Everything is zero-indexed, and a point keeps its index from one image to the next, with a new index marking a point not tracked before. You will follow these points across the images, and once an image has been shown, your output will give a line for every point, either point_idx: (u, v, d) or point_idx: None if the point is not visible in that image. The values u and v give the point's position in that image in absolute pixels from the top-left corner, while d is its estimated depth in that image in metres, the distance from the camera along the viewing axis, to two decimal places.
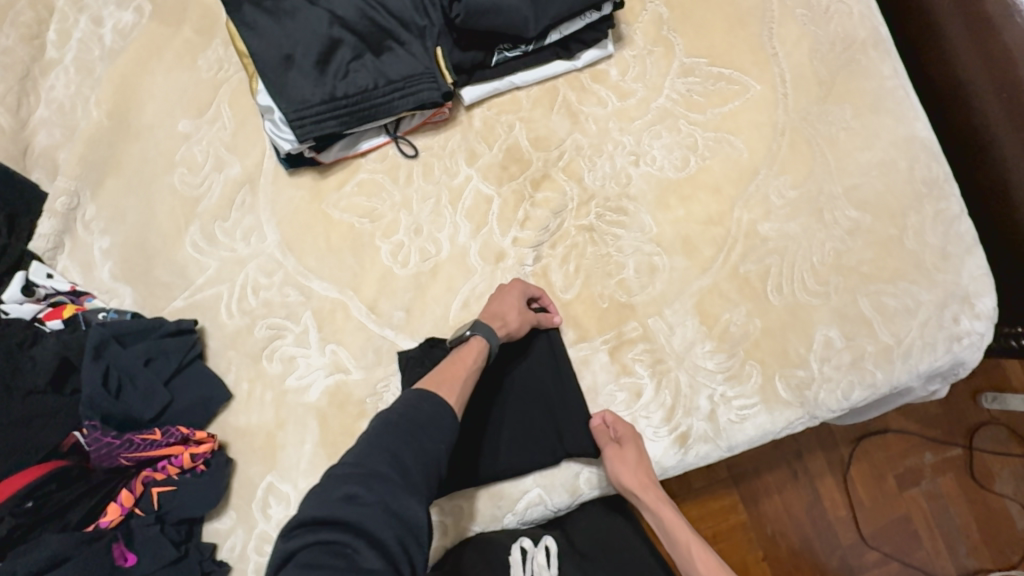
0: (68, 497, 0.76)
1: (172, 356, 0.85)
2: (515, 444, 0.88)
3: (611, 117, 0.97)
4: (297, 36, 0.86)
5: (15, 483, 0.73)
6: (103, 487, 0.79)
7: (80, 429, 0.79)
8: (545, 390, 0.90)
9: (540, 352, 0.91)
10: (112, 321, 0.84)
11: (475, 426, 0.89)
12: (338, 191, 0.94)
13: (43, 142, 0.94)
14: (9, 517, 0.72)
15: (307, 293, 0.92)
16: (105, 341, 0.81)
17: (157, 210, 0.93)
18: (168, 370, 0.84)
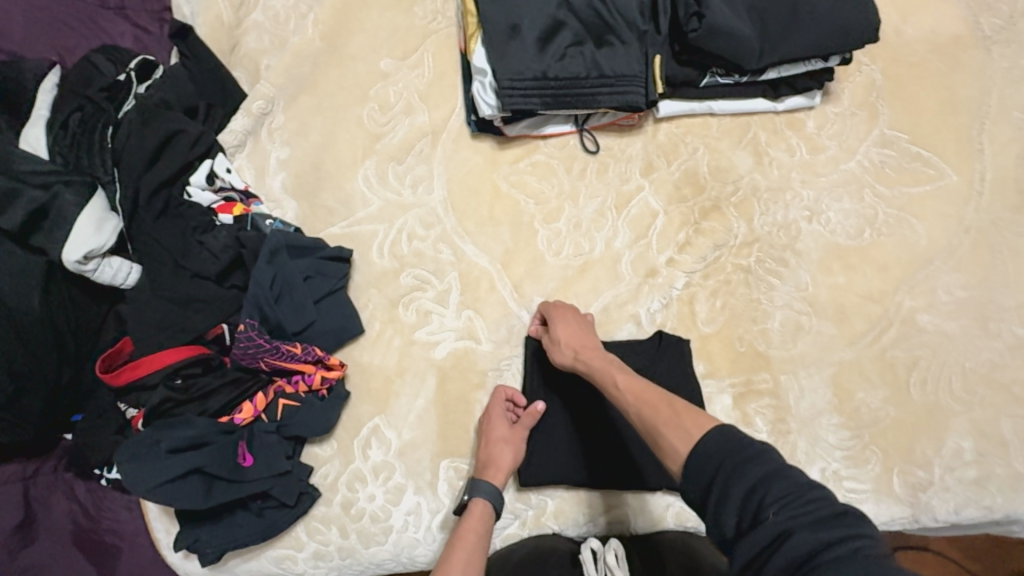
0: (209, 385, 0.80)
1: (326, 279, 0.87)
2: (614, 458, 0.88)
3: (796, 167, 0.95)
4: (527, 9, 0.87)
5: (168, 357, 0.78)
6: (239, 384, 0.81)
7: (232, 322, 0.82)
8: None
9: (670, 380, 0.89)
10: (284, 230, 0.86)
11: (592, 425, 0.89)
12: (511, 166, 0.95)
13: (251, 44, 0.96)
14: (162, 386, 0.77)
15: (459, 255, 0.93)
16: (278, 248, 0.83)
17: (340, 136, 0.95)
18: (320, 292, 0.86)
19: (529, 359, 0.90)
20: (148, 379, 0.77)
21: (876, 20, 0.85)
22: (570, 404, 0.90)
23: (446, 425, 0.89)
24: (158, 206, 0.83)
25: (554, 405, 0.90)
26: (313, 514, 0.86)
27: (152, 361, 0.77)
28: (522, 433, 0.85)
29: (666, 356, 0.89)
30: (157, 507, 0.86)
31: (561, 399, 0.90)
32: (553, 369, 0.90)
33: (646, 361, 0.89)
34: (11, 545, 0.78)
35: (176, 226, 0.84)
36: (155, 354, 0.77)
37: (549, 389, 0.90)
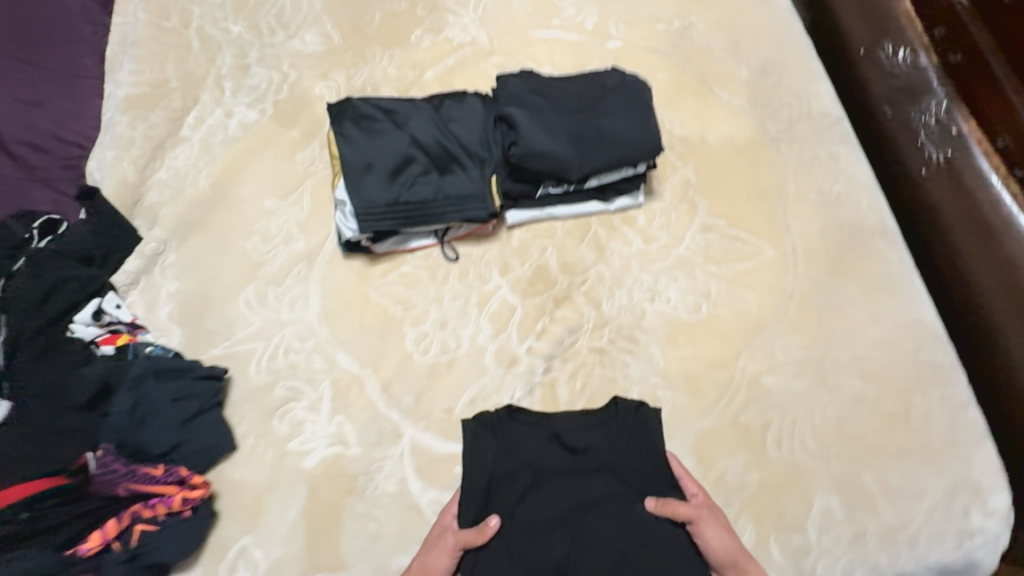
0: (63, 515, 0.80)
1: (196, 399, 0.92)
2: (578, 556, 0.84)
3: (634, 256, 1.07)
4: (379, 151, 1.04)
5: (24, 490, 0.79)
6: (94, 513, 0.82)
7: (95, 450, 0.84)
8: (621, 495, 0.88)
9: (622, 452, 0.91)
10: (157, 356, 0.94)
11: (545, 511, 0.88)
12: (381, 278, 1.06)
13: (152, 197, 1.11)
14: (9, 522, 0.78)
15: (331, 363, 0.99)
16: (146, 373, 0.91)
17: (225, 267, 1.06)
18: (189, 411, 0.90)
19: (483, 435, 0.92)
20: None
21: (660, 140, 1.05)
22: (520, 493, 0.89)
23: (316, 537, 0.88)
24: (38, 346, 0.90)
25: (506, 490, 0.89)
26: None
27: (5, 496, 0.78)
28: (449, 545, 0.84)
29: (621, 424, 0.92)
30: None
31: (511, 481, 0.90)
32: (500, 449, 0.91)
33: (597, 434, 0.92)
34: None
35: (55, 362, 0.90)
36: (8, 488, 0.79)
37: (497, 473, 0.90)
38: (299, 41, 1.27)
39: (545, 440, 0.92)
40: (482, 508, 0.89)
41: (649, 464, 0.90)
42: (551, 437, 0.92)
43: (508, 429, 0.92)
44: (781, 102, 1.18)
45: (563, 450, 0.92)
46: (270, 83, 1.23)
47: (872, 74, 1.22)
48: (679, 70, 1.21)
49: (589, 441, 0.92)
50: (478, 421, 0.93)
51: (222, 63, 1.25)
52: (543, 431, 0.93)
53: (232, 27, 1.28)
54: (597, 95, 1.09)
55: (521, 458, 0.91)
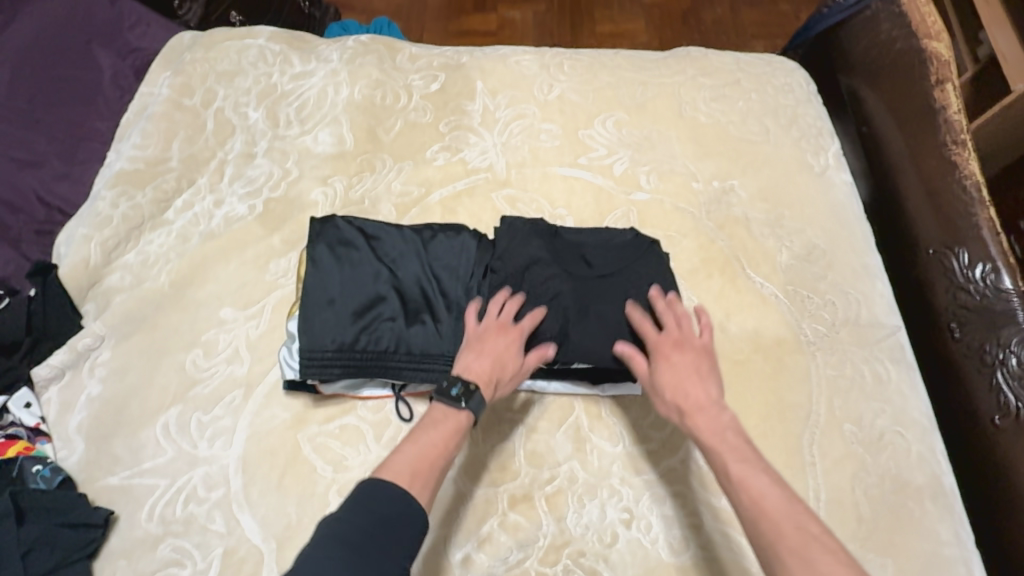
0: None
1: (58, 551, 0.78)
2: (581, 338, 0.88)
3: (617, 460, 0.89)
4: (347, 283, 0.93)
5: None
6: None
7: None
8: (636, 297, 0.91)
9: (647, 273, 0.93)
10: (30, 491, 0.81)
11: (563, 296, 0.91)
12: (319, 426, 0.91)
13: (110, 283, 1.03)
14: None
15: (232, 525, 0.84)
16: (5, 514, 0.77)
17: (155, 379, 0.95)
18: (42, 568, 0.77)
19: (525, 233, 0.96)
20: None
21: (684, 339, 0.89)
22: (543, 265, 0.93)
23: None
24: None
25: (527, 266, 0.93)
26: None
27: None
28: (520, 332, 0.87)
29: (643, 253, 0.95)
30: None
31: (540, 247, 0.95)
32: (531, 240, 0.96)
33: (618, 257, 0.95)
34: None
35: None
36: None
37: (528, 259, 0.93)
38: (311, 138, 1.21)
39: (572, 252, 0.96)
40: (504, 282, 0.92)
41: (663, 287, 0.92)
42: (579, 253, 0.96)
43: (551, 236, 0.98)
44: (824, 298, 1.01)
45: (585, 262, 0.95)
46: (270, 177, 1.17)
47: (939, 282, 1.03)
48: (708, 240, 1.07)
49: (610, 265, 0.94)
50: (520, 222, 0.98)
51: (229, 148, 1.21)
52: (572, 247, 0.96)
53: (251, 113, 1.25)
54: (626, 259, 0.94)
55: (551, 254, 0.95)
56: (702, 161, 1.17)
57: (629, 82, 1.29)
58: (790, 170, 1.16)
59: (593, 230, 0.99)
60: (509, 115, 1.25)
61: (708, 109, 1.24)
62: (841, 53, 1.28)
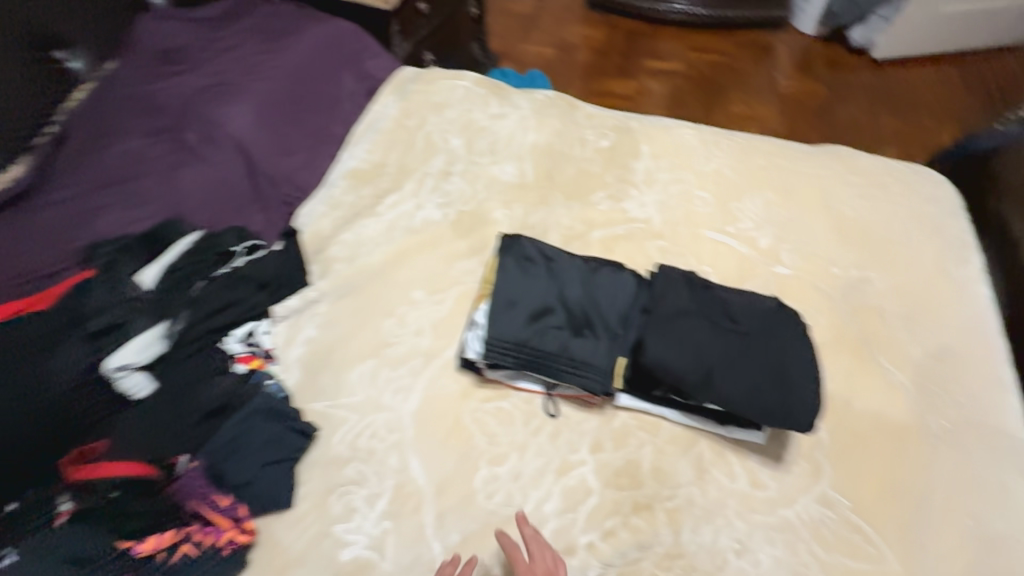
0: (137, 507, 0.88)
1: (282, 447, 0.99)
2: (723, 379, 0.98)
3: (734, 495, 0.99)
4: (527, 291, 1.12)
5: (124, 469, 0.89)
6: (160, 519, 0.88)
7: (190, 457, 0.95)
8: (776, 353, 1.01)
9: (788, 339, 1.03)
10: (271, 395, 1.04)
11: (707, 342, 1.02)
12: (479, 403, 1.09)
13: (331, 252, 1.29)
14: (103, 491, 0.88)
15: (404, 465, 1.02)
16: (255, 410, 1.01)
17: (358, 335, 1.17)
18: (271, 457, 0.97)
19: (680, 286, 1.12)
20: (102, 483, 0.87)
21: (819, 403, 0.98)
22: (692, 315, 1.06)
23: None
24: (195, 346, 1.04)
25: (676, 313, 1.07)
26: None
27: (111, 467, 0.89)
28: None
29: (783, 320, 1.06)
30: None
31: (691, 300, 1.09)
32: (683, 292, 1.10)
33: (760, 319, 1.06)
34: None
35: (198, 365, 1.03)
36: (119, 461, 0.89)
37: (678, 305, 1.08)
38: (498, 167, 1.45)
39: (719, 306, 1.08)
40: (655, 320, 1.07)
41: (798, 349, 1.02)
42: (724, 309, 1.08)
43: (701, 292, 1.11)
44: (952, 397, 1.07)
45: (730, 318, 1.06)
46: (462, 194, 1.41)
47: None
48: (842, 322, 1.17)
49: (754, 325, 1.05)
50: (675, 276, 1.14)
51: (432, 164, 1.47)
52: (719, 303, 1.09)
53: (452, 140, 1.52)
54: (769, 322, 1.06)
55: (700, 306, 1.08)
56: (844, 250, 1.28)
57: (780, 168, 1.43)
58: (929, 275, 1.24)
59: (739, 293, 1.12)
60: (668, 178, 1.43)
61: (854, 205, 1.35)
62: (997, 183, 1.37)
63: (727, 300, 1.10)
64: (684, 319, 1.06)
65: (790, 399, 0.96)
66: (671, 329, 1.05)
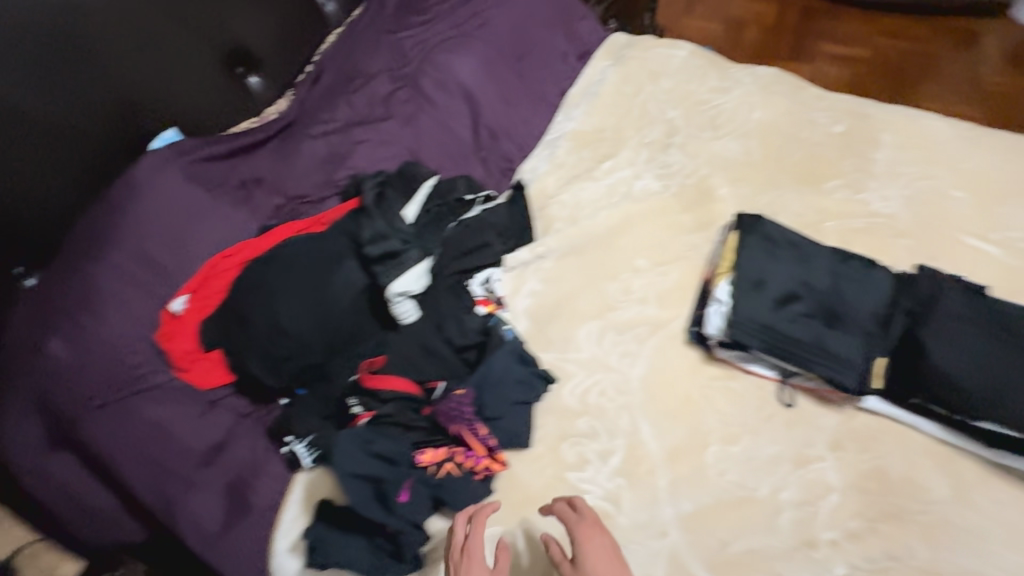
0: (416, 421, 0.99)
1: (525, 390, 1.02)
2: (1009, 400, 0.92)
3: (1002, 524, 0.91)
4: (774, 275, 1.08)
5: (405, 385, 1.00)
6: (433, 434, 0.99)
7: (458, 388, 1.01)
8: None
9: None
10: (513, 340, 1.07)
11: (988, 360, 0.95)
12: (708, 380, 1.08)
13: (554, 211, 1.31)
14: (391, 402, 0.99)
15: (634, 427, 1.04)
16: (502, 349, 1.04)
17: (583, 295, 1.19)
18: (516, 398, 1.01)
19: (952, 292, 1.02)
20: (383, 393, 0.98)
21: None
22: (968, 327, 0.98)
23: None
24: (451, 283, 1.13)
25: (949, 322, 0.99)
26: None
27: (397, 383, 1.00)
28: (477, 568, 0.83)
29: None
30: (299, 497, 1.05)
31: (966, 309, 1.00)
32: (956, 299, 1.01)
33: None
34: (202, 458, 1.03)
35: (451, 303, 1.09)
36: (401, 379, 1.01)
37: (951, 313, 1.00)
38: (721, 143, 1.40)
39: (1000, 319, 0.98)
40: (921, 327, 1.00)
41: None
42: (1007, 323, 0.98)
43: (977, 300, 1.01)
44: None
45: (1014, 334, 0.97)
46: (682, 167, 1.37)
47: None
48: None
49: None
50: (943, 279, 1.04)
51: (649, 134, 1.45)
52: (1000, 316, 0.99)
53: (669, 111, 1.48)
54: None
55: (976, 317, 0.99)
56: None
57: None
58: None
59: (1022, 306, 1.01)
60: (916, 172, 1.30)
61: None
62: None
63: (1008, 312, 0.99)
64: (958, 330, 0.98)
65: None
66: (944, 340, 0.98)
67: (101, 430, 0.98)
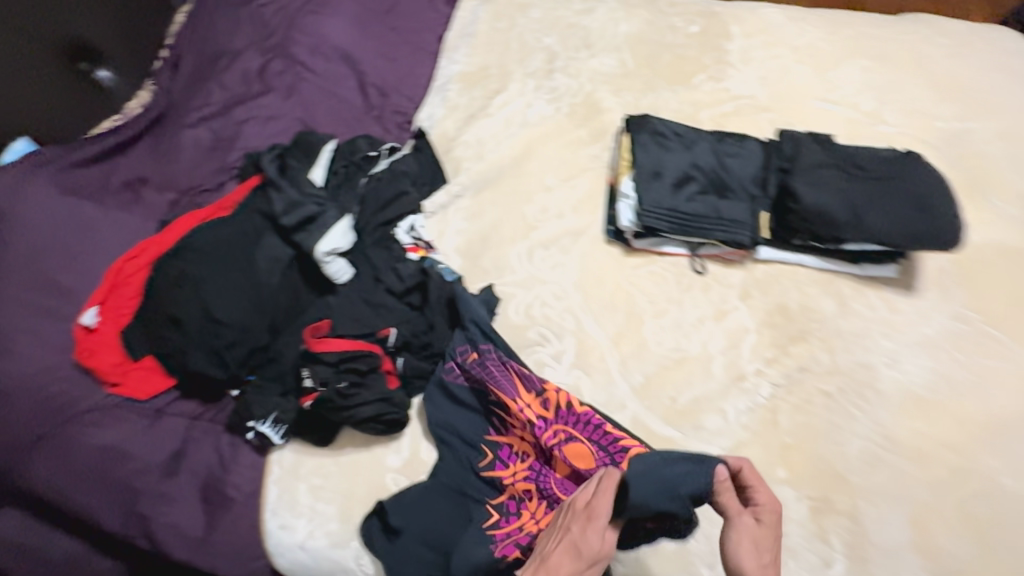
0: (363, 394, 0.98)
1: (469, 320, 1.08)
2: (870, 217, 1.07)
3: (877, 321, 1.11)
4: (667, 164, 1.19)
5: (340, 349, 1.00)
6: (384, 401, 0.99)
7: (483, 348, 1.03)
8: (912, 188, 1.08)
9: (921, 175, 1.10)
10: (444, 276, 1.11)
11: (847, 190, 1.10)
12: (632, 269, 1.19)
13: (459, 152, 1.35)
14: (331, 380, 0.99)
15: (578, 325, 1.13)
16: (434, 286, 1.08)
17: (506, 222, 1.26)
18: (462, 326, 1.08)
19: (809, 145, 1.18)
20: (327, 357, 0.99)
21: (958, 219, 1.06)
22: (827, 168, 1.13)
23: None
24: (375, 236, 1.15)
25: (810, 168, 1.14)
26: None
27: (332, 349, 0.99)
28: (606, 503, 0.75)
29: (911, 161, 1.13)
30: (277, 485, 1.01)
31: (822, 155, 1.16)
32: (810, 148, 1.17)
33: (891, 163, 1.13)
34: (163, 469, 0.99)
35: (380, 256, 1.11)
36: (335, 343, 1.00)
37: (811, 161, 1.15)
38: (598, 61, 1.49)
39: (849, 157, 1.15)
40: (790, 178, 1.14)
41: (932, 183, 1.09)
42: (854, 159, 1.15)
43: (828, 147, 1.18)
44: None
45: (860, 166, 1.13)
46: (568, 88, 1.45)
47: None
48: (951, 166, 1.26)
49: (886, 168, 1.12)
50: (801, 137, 1.21)
51: (532, 65, 1.50)
52: (848, 156, 1.15)
53: (545, 40, 1.54)
54: (897, 163, 1.13)
55: (832, 159, 1.15)
56: (943, 104, 1.36)
57: (869, 35, 1.48)
58: None
59: (862, 146, 1.19)
60: (764, 55, 1.46)
61: (946, 64, 1.42)
62: None
63: (854, 152, 1.16)
64: (821, 173, 1.13)
65: (932, 221, 1.05)
66: (812, 181, 1.12)
67: (47, 466, 0.97)
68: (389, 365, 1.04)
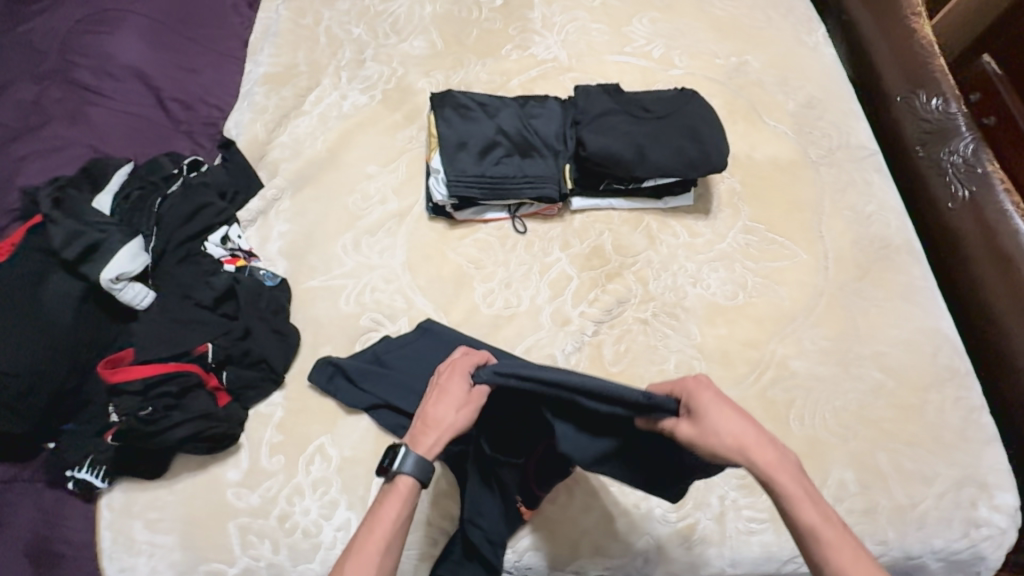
0: (172, 418, 0.96)
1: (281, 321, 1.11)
2: (654, 153, 1.17)
3: (681, 247, 1.21)
4: (471, 133, 1.23)
5: (139, 377, 0.96)
6: (198, 418, 0.97)
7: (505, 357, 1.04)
8: (686, 122, 1.20)
9: (694, 110, 1.22)
10: (253, 284, 1.11)
11: (633, 132, 1.19)
12: (457, 241, 1.22)
13: (274, 155, 1.31)
14: (128, 411, 0.94)
15: (410, 303, 1.15)
16: (243, 294, 1.09)
17: (330, 216, 1.24)
18: (275, 326, 1.09)
19: (599, 96, 1.26)
20: (126, 386, 0.95)
21: (724, 144, 1.19)
22: (616, 115, 1.22)
23: (383, 444, 1.03)
24: (180, 253, 1.12)
25: (601, 117, 1.22)
26: (252, 526, 0.96)
27: (128, 379, 0.95)
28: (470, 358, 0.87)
29: (685, 99, 1.24)
30: (111, 528, 0.97)
31: (610, 104, 1.24)
32: (600, 99, 1.25)
33: (670, 102, 1.24)
34: None
35: (186, 273, 1.11)
36: (134, 372, 0.96)
37: (601, 110, 1.23)
38: (408, 44, 1.49)
39: (634, 102, 1.25)
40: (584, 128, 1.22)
41: (704, 115, 1.21)
42: (638, 103, 1.24)
43: (616, 95, 1.26)
44: (823, 133, 1.34)
45: (644, 108, 1.23)
46: (381, 75, 1.45)
47: (907, 117, 1.36)
48: (732, 98, 1.39)
49: (665, 108, 1.23)
50: (594, 88, 1.28)
51: (342, 57, 1.47)
52: (634, 102, 1.25)
53: (353, 29, 1.51)
54: (675, 102, 1.24)
55: (619, 106, 1.24)
56: (722, 43, 1.48)
57: None
58: (790, 46, 1.48)
59: (647, 91, 1.29)
60: (564, 19, 1.53)
61: (724, 4, 1.54)
62: None
63: (640, 97, 1.26)
64: (610, 120, 1.22)
65: (705, 150, 1.18)
66: (603, 128, 1.20)
67: None
68: (215, 382, 1.03)
